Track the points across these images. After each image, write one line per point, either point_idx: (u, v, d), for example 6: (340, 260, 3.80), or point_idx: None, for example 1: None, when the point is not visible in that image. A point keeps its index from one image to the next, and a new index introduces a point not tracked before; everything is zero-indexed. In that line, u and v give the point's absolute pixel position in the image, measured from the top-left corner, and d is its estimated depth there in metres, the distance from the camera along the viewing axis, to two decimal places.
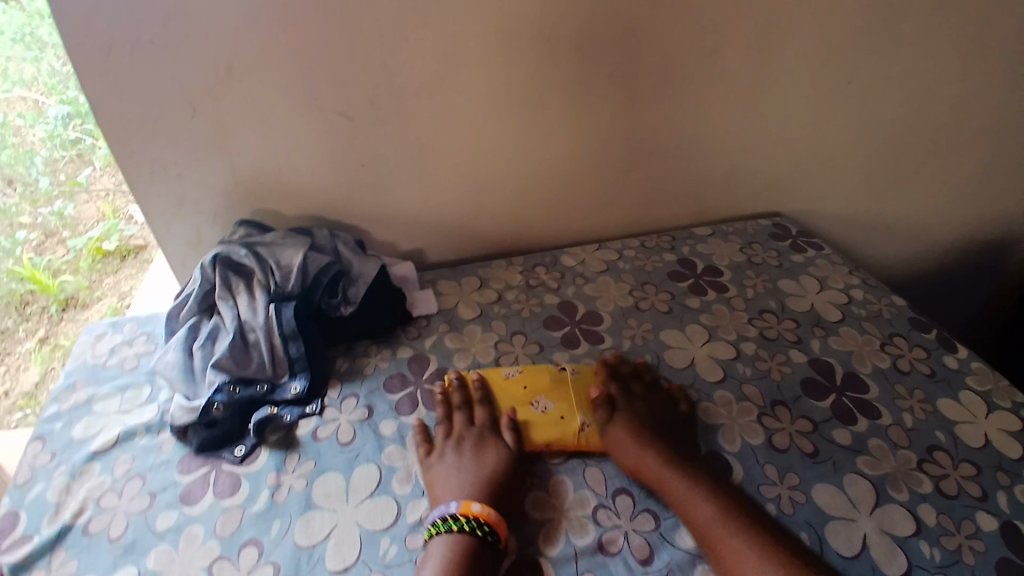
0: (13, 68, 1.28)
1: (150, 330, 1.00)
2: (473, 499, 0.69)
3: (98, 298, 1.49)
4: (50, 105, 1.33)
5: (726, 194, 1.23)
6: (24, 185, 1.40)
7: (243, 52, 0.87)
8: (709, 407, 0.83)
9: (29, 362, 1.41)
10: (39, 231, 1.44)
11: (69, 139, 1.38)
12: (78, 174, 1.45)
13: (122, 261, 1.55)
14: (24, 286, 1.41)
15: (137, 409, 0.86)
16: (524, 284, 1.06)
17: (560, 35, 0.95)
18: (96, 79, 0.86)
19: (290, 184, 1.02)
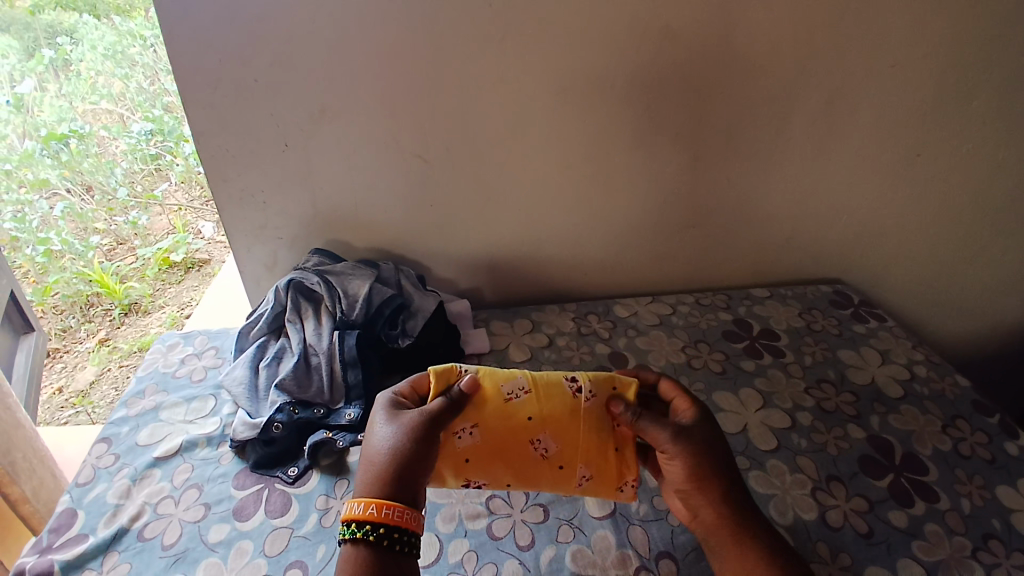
0: (101, 82, 1.65)
1: (218, 345, 1.05)
2: (367, 497, 0.61)
3: (158, 307, 1.70)
4: (136, 121, 1.71)
5: (784, 256, 1.22)
6: (101, 193, 1.73)
7: (334, 94, 0.94)
8: (760, 475, 0.81)
9: (86, 361, 1.59)
10: (111, 237, 1.75)
11: (149, 153, 1.76)
12: (154, 188, 1.81)
13: (185, 273, 1.78)
14: (91, 289, 1.63)
15: (200, 421, 0.89)
16: (576, 331, 1.07)
17: (633, 94, 0.99)
18: (202, 112, 0.94)
19: (362, 217, 1.07)
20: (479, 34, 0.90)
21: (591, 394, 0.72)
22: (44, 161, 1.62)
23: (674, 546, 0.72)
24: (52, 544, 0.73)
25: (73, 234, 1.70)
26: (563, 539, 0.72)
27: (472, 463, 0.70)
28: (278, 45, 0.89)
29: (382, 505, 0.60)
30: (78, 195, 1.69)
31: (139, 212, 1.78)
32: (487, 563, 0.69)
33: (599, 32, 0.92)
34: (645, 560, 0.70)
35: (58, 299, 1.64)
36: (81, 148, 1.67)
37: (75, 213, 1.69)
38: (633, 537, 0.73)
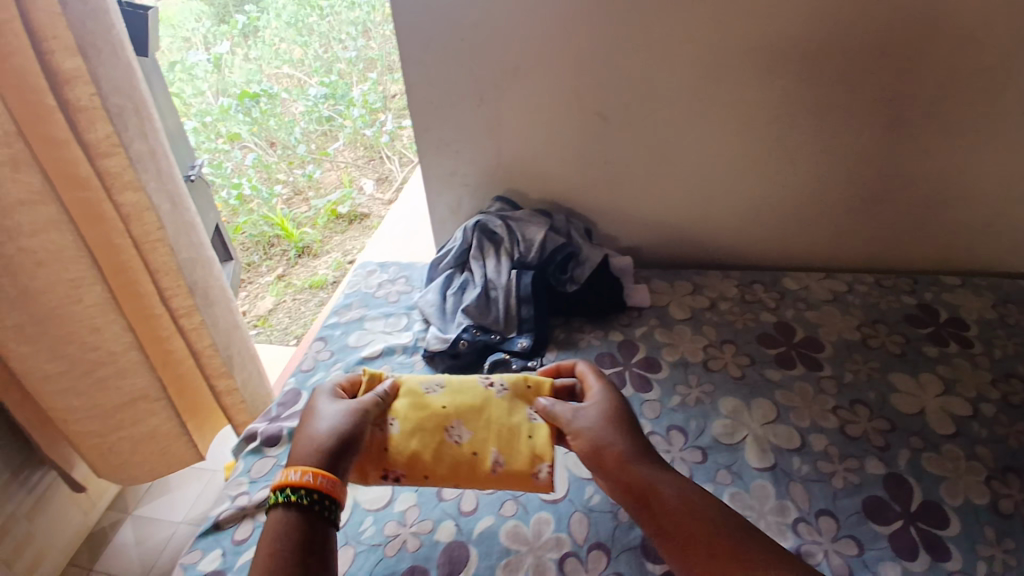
0: (286, 52, 2.34)
1: (408, 275, 1.20)
2: (320, 469, 0.59)
3: (325, 251, 2.09)
4: (312, 85, 2.35)
5: (985, 242, 1.11)
6: (282, 148, 2.27)
7: (528, 52, 1.02)
8: (933, 457, 0.80)
9: (266, 292, 1.96)
10: (291, 187, 2.26)
11: (324, 115, 2.29)
12: (325, 146, 2.33)
13: (347, 225, 2.18)
14: (273, 231, 2.05)
15: (396, 333, 1.05)
16: (740, 297, 1.07)
17: (830, 49, 0.95)
18: (413, 69, 1.07)
19: (540, 171, 1.15)
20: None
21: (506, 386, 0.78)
22: (237, 117, 2.18)
23: (836, 506, 0.74)
24: (279, 416, 0.92)
25: (260, 180, 2.21)
26: (723, 481, 0.77)
27: (399, 460, 0.71)
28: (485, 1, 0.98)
29: (330, 476, 0.59)
30: (262, 149, 2.24)
31: (314, 166, 2.30)
32: None
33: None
34: (805, 513, 0.74)
35: (246, 238, 2.07)
36: (268, 107, 2.23)
37: (262, 164, 2.21)
38: (793, 492, 0.76)
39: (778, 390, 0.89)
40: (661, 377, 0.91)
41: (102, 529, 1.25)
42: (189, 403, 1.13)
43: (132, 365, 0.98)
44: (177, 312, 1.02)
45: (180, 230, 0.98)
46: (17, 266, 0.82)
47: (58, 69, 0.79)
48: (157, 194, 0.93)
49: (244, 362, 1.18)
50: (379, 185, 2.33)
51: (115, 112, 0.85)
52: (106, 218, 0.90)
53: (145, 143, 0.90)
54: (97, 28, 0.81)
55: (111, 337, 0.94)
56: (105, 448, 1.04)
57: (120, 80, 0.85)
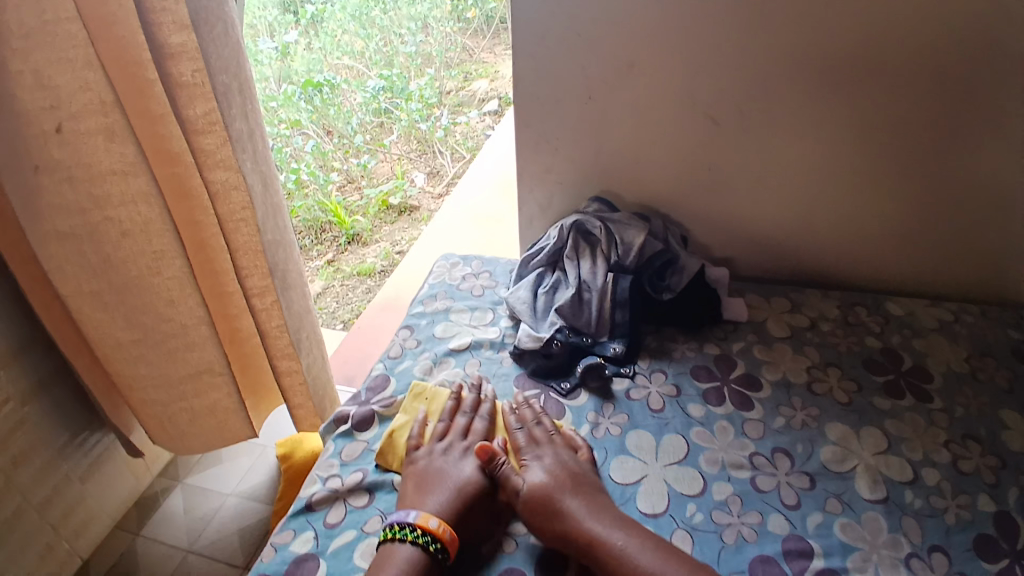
0: (347, 45, 2.49)
1: (491, 270, 1.19)
2: (434, 513, 0.70)
3: (375, 241, 2.10)
4: (370, 75, 2.46)
5: None
6: (339, 137, 2.32)
7: (645, 50, 1.00)
8: None
9: (316, 277, 1.99)
10: (344, 176, 2.27)
11: (380, 107, 2.37)
12: (382, 138, 2.37)
13: (398, 215, 2.19)
14: (326, 216, 2.09)
15: (483, 327, 1.04)
16: (842, 319, 1.03)
17: (966, 62, 0.91)
18: (523, 60, 1.06)
19: (638, 173, 1.13)
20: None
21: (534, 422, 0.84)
22: (298, 104, 2.27)
23: (949, 543, 0.70)
24: (369, 400, 0.92)
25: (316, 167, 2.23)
26: (832, 509, 0.73)
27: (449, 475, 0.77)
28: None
29: (443, 521, 0.69)
30: (320, 136, 2.30)
31: (369, 157, 2.31)
32: (752, 511, 0.72)
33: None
34: (918, 548, 0.69)
35: (299, 222, 2.10)
36: (328, 97, 2.29)
37: (319, 152, 2.23)
38: (906, 525, 0.71)
39: (888, 420, 0.84)
40: (763, 397, 0.87)
41: (155, 494, 1.27)
42: (248, 379, 1.15)
43: (201, 340, 1.01)
44: (252, 291, 1.01)
45: (268, 213, 0.98)
46: (102, 235, 0.88)
47: (164, 42, 0.80)
48: (251, 173, 0.93)
49: (310, 347, 1.15)
50: (429, 179, 2.33)
51: (221, 90, 0.86)
52: (190, 196, 0.91)
53: (245, 123, 0.91)
54: (212, 5, 0.82)
55: (184, 311, 0.97)
56: (162, 416, 1.09)
57: (227, 57, 0.86)
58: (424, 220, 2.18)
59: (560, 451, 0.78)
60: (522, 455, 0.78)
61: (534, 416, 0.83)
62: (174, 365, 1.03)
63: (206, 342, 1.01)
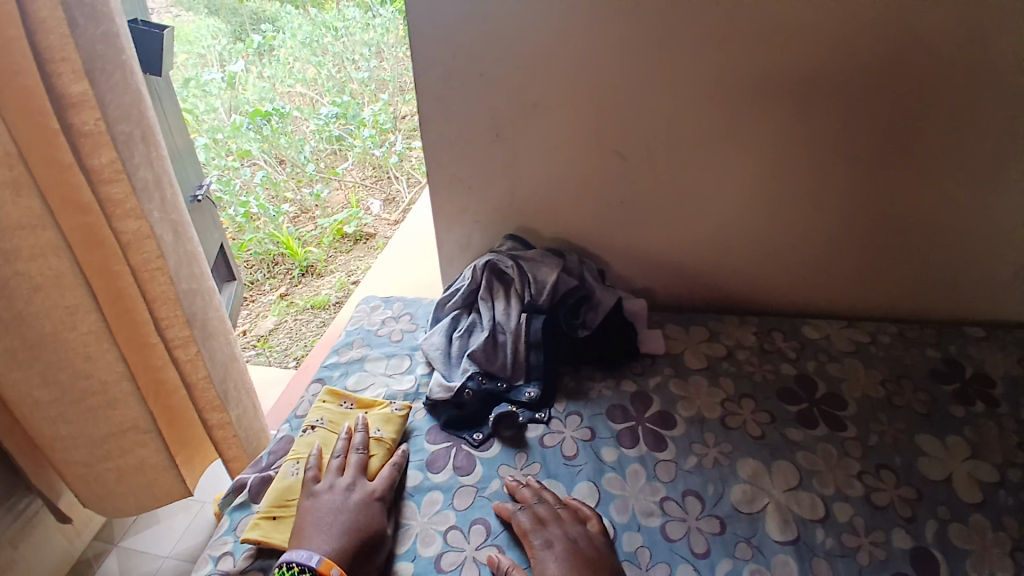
0: (298, 70, 2.39)
1: (412, 312, 1.17)
2: (334, 558, 0.66)
3: (329, 272, 2.08)
4: (321, 102, 2.43)
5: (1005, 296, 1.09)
6: (292, 166, 2.25)
7: (549, 89, 0.99)
8: (962, 530, 0.74)
9: (267, 312, 1.93)
10: (298, 206, 2.24)
11: (333, 135, 2.32)
12: (336, 166, 2.35)
13: (353, 244, 2.18)
14: (278, 249, 2.04)
15: (398, 376, 1.01)
16: (758, 346, 1.03)
17: (876, 91, 0.92)
18: (429, 102, 1.04)
19: (553, 209, 1.12)
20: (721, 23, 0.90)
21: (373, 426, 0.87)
22: (247, 134, 2.15)
23: None
24: (270, 464, 0.86)
25: (267, 199, 2.17)
26: (742, 556, 0.71)
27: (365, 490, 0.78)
28: (523, 35, 0.95)
29: (344, 571, 0.65)
30: (271, 166, 2.22)
31: (322, 185, 2.30)
32: (661, 563, 0.70)
33: (847, 24, 0.88)
34: None
35: (250, 256, 2.04)
36: (278, 126, 2.20)
37: (270, 182, 2.16)
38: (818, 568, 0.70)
39: (800, 452, 0.84)
40: (677, 436, 0.86)
41: (86, 561, 1.15)
42: (179, 434, 1.06)
43: (123, 396, 0.91)
44: (173, 342, 0.94)
45: (181, 261, 0.91)
46: (13, 290, 0.78)
47: (64, 92, 0.73)
48: (159, 222, 0.86)
49: (240, 396, 1.08)
50: (385, 206, 2.36)
51: (121, 139, 0.80)
52: (106, 244, 0.84)
53: (150, 170, 0.84)
54: (107, 51, 0.77)
55: (103, 366, 0.88)
56: (90, 477, 0.99)
57: (128, 105, 0.80)
58: (379, 249, 2.18)
59: (568, 529, 0.71)
60: (529, 538, 0.71)
61: (535, 493, 0.77)
62: (95, 425, 0.93)
63: (129, 397, 0.91)
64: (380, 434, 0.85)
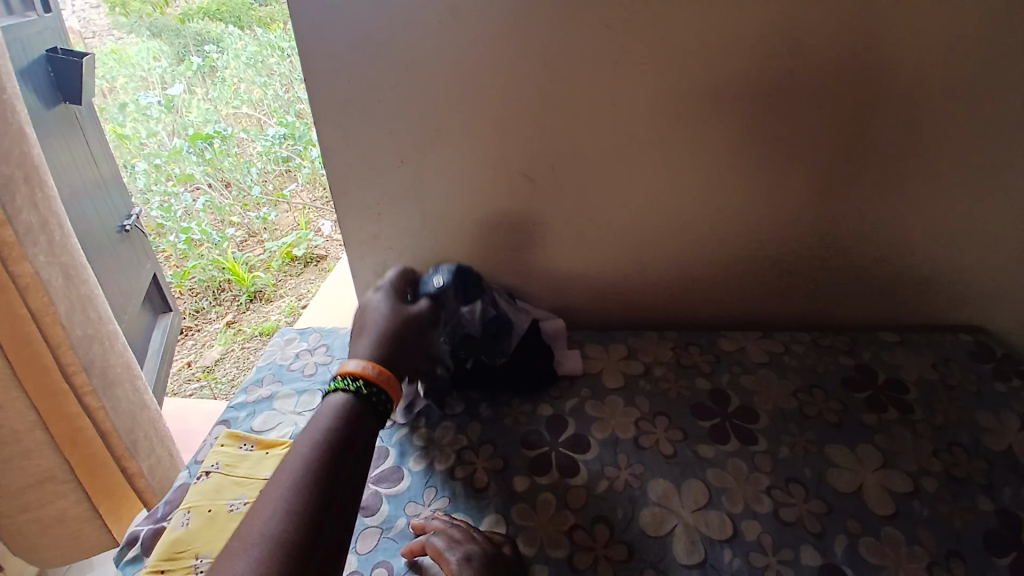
0: (245, 90, 2.30)
1: (329, 343, 1.13)
2: (366, 362, 0.74)
3: (279, 296, 2.03)
4: (269, 122, 2.31)
5: (908, 299, 1.13)
6: (239, 189, 2.19)
7: (449, 114, 0.98)
8: (873, 544, 0.74)
9: (213, 341, 1.90)
10: (244, 230, 2.18)
11: (281, 155, 2.23)
12: (284, 187, 2.27)
13: (304, 266, 2.12)
14: (223, 275, 1.98)
15: (307, 414, 0.96)
16: (675, 361, 1.04)
17: (767, 108, 0.94)
18: (330, 130, 1.02)
19: (466, 232, 1.10)
20: (607, 41, 0.90)
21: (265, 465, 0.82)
22: (190, 158, 2.10)
23: None
24: (166, 515, 0.81)
25: (212, 224, 2.12)
26: None
27: None
28: (414, 58, 0.94)
29: (374, 366, 0.73)
30: (216, 189, 2.15)
31: (269, 209, 2.23)
32: None
33: (728, 39, 0.88)
34: None
35: (195, 283, 2.00)
36: (222, 148, 2.15)
37: (214, 206, 2.11)
38: None
39: (711, 470, 0.83)
40: (589, 460, 0.85)
41: None
42: (100, 482, 1.11)
43: (37, 446, 0.99)
44: (76, 386, 0.99)
45: (74, 306, 0.97)
46: None
47: None
48: (45, 266, 0.91)
49: (152, 446, 1.18)
50: (336, 226, 2.26)
51: (2, 181, 0.82)
52: (8, 289, 0.85)
53: (34, 214, 0.88)
54: None
55: (14, 417, 0.94)
56: (13, 528, 1.09)
57: (9, 147, 0.83)
58: (330, 269, 2.11)
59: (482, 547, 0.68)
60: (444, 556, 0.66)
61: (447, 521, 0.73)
62: (12, 474, 1.00)
63: (43, 447, 0.99)
64: None
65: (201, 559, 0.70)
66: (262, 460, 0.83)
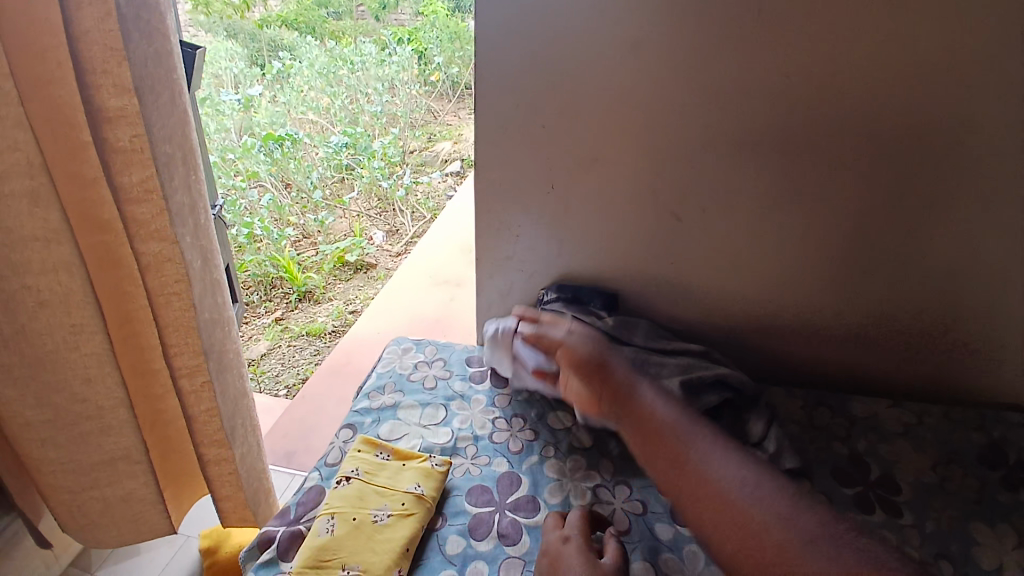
0: (311, 97, 2.41)
1: (446, 357, 1.12)
2: None
3: (327, 298, 2.02)
4: (333, 130, 2.45)
5: None
6: (298, 191, 2.23)
7: (607, 146, 0.98)
8: None
9: (261, 336, 1.87)
10: (299, 230, 2.19)
11: (342, 163, 2.32)
12: (341, 193, 2.35)
13: (353, 272, 2.13)
14: (277, 272, 2.00)
15: (433, 428, 0.95)
16: (806, 421, 1.00)
17: (942, 172, 0.91)
18: (487, 148, 1.03)
19: (600, 264, 1.10)
20: (792, 92, 0.90)
21: (404, 477, 0.81)
22: (258, 156, 2.12)
23: None
24: (300, 518, 0.79)
25: (271, 221, 2.13)
26: None
27: (405, 552, 0.72)
28: (590, 89, 0.95)
29: None
30: (277, 189, 2.18)
31: (327, 212, 2.26)
32: None
33: (915, 104, 0.87)
34: None
35: (247, 276, 1.99)
36: (289, 151, 2.19)
37: (276, 205, 2.12)
38: None
39: None
40: None
41: None
42: (169, 467, 1.00)
43: (118, 424, 0.85)
44: (179, 372, 0.86)
45: (207, 289, 0.84)
46: (18, 304, 0.72)
47: (102, 105, 0.68)
48: (190, 248, 0.80)
49: (245, 433, 0.98)
50: (388, 237, 2.31)
51: (163, 162, 0.73)
52: (123, 264, 0.80)
53: (187, 196, 0.78)
54: (158, 71, 0.71)
55: (101, 392, 0.82)
56: (72, 506, 0.91)
57: (173, 126, 0.74)
58: (380, 278, 2.12)
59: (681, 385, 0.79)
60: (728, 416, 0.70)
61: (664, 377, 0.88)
62: (86, 450, 0.86)
63: (125, 427, 0.85)
64: (420, 491, 0.79)
65: (349, 570, 0.69)
66: (401, 471, 0.82)
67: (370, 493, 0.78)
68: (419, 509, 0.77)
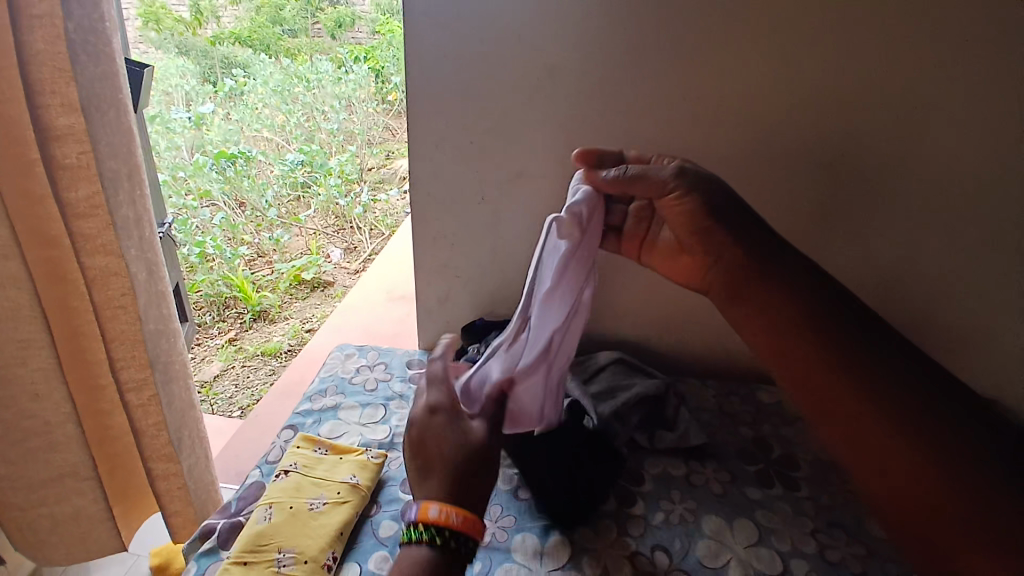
0: (265, 114, 2.47)
1: (387, 361, 1.18)
2: (434, 501, 0.66)
3: (283, 318, 2.04)
4: (289, 148, 2.48)
5: None
6: (252, 211, 2.24)
7: (533, 160, 1.07)
8: None
9: (214, 357, 1.87)
10: (253, 249, 2.20)
11: (298, 181, 2.35)
12: (296, 211, 2.36)
13: (309, 291, 2.14)
14: (231, 291, 1.99)
15: (372, 426, 1.01)
16: (718, 408, 1.09)
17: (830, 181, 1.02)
18: (422, 163, 1.10)
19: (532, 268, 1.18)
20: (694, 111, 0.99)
21: (339, 468, 0.87)
22: (209, 174, 2.18)
23: None
24: (239, 511, 0.84)
25: (224, 241, 2.15)
26: None
27: (338, 535, 0.77)
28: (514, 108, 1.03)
29: (444, 507, 0.65)
30: (230, 208, 2.21)
31: (282, 230, 2.28)
32: None
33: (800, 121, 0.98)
34: None
35: (201, 297, 1.99)
36: (242, 168, 2.25)
37: (229, 225, 2.15)
38: None
39: (759, 510, 0.88)
40: (646, 492, 0.90)
41: None
42: (116, 483, 1.00)
43: (66, 440, 0.88)
44: (118, 387, 0.87)
45: (152, 300, 0.88)
46: None
47: (49, 123, 0.72)
48: (135, 260, 0.84)
49: (193, 445, 1.01)
50: (345, 254, 2.33)
51: (108, 177, 0.78)
52: (69, 278, 0.81)
53: (133, 209, 0.82)
54: (105, 90, 0.76)
55: (50, 407, 0.85)
56: (22, 524, 0.93)
57: (118, 142, 0.78)
58: (336, 296, 2.14)
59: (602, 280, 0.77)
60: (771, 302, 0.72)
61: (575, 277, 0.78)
62: (32, 467, 0.88)
63: (72, 440, 0.88)
64: (356, 481, 0.85)
65: (284, 553, 0.74)
66: (338, 464, 0.88)
67: (306, 484, 0.83)
68: (353, 497, 0.83)
